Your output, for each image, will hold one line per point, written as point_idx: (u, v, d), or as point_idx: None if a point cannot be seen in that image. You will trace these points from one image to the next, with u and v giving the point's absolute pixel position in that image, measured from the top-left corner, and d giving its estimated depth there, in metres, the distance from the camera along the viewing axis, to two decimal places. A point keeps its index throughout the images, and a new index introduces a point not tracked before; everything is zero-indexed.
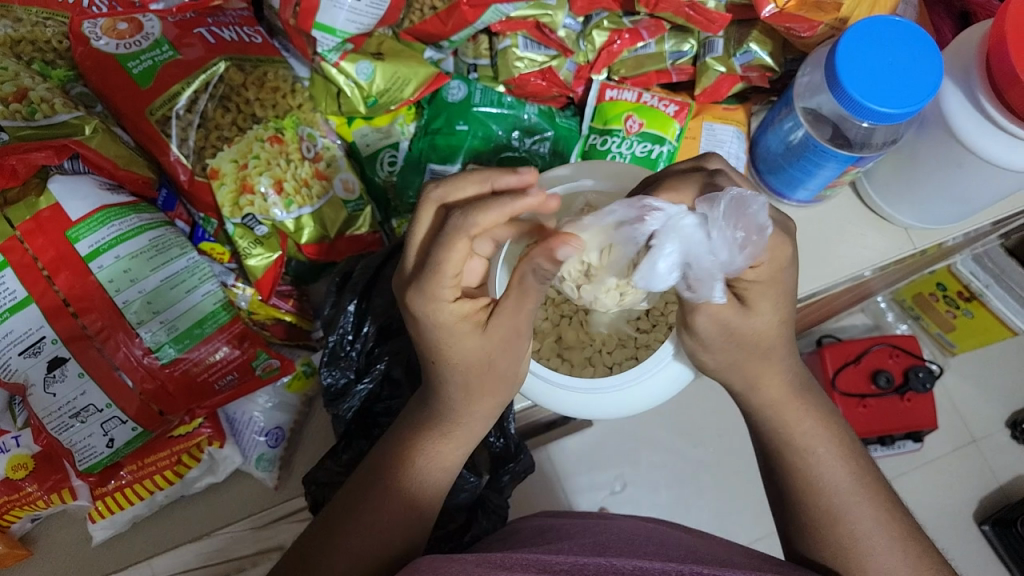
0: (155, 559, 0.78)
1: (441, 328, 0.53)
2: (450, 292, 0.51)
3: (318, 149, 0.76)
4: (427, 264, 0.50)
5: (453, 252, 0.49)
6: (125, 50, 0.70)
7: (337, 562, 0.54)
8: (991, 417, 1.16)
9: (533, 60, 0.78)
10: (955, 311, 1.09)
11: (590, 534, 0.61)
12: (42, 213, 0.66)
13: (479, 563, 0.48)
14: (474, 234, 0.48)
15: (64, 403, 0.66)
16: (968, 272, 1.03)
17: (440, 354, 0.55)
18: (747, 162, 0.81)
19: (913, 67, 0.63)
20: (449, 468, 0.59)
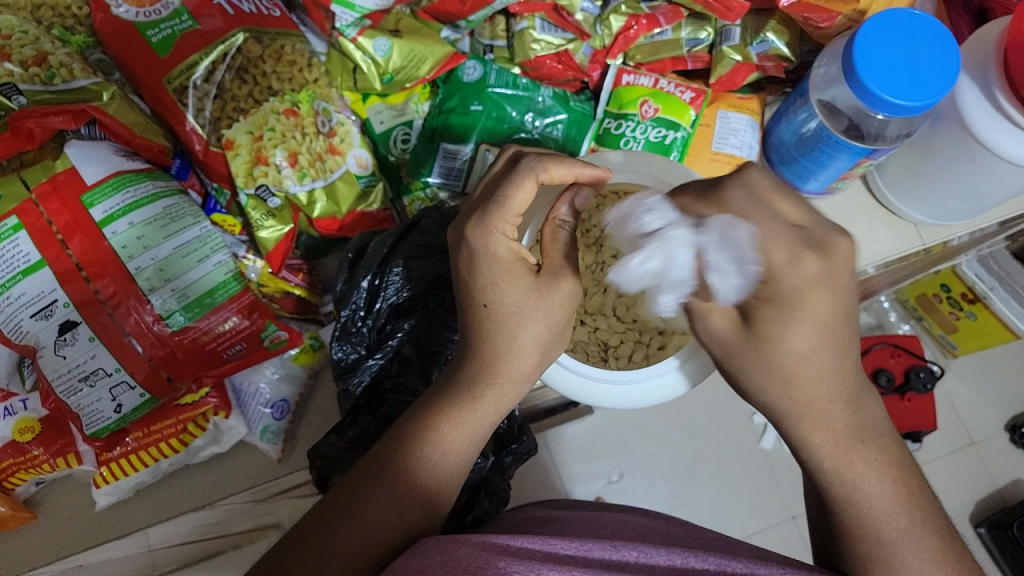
0: (147, 531, 0.79)
1: (497, 263, 0.54)
2: (508, 226, 0.53)
3: (333, 124, 0.76)
4: (494, 197, 0.53)
5: (518, 189, 0.53)
6: (144, 18, 0.70)
7: (351, 533, 0.53)
8: (991, 420, 1.16)
9: (549, 43, 0.79)
10: (958, 313, 1.10)
11: (593, 525, 0.62)
12: (57, 176, 0.66)
13: (483, 548, 0.48)
14: (543, 174, 0.53)
15: (74, 366, 0.67)
16: (973, 274, 1.03)
17: (490, 302, 0.55)
18: (758, 151, 0.81)
19: (931, 60, 0.63)
20: (472, 439, 0.57)
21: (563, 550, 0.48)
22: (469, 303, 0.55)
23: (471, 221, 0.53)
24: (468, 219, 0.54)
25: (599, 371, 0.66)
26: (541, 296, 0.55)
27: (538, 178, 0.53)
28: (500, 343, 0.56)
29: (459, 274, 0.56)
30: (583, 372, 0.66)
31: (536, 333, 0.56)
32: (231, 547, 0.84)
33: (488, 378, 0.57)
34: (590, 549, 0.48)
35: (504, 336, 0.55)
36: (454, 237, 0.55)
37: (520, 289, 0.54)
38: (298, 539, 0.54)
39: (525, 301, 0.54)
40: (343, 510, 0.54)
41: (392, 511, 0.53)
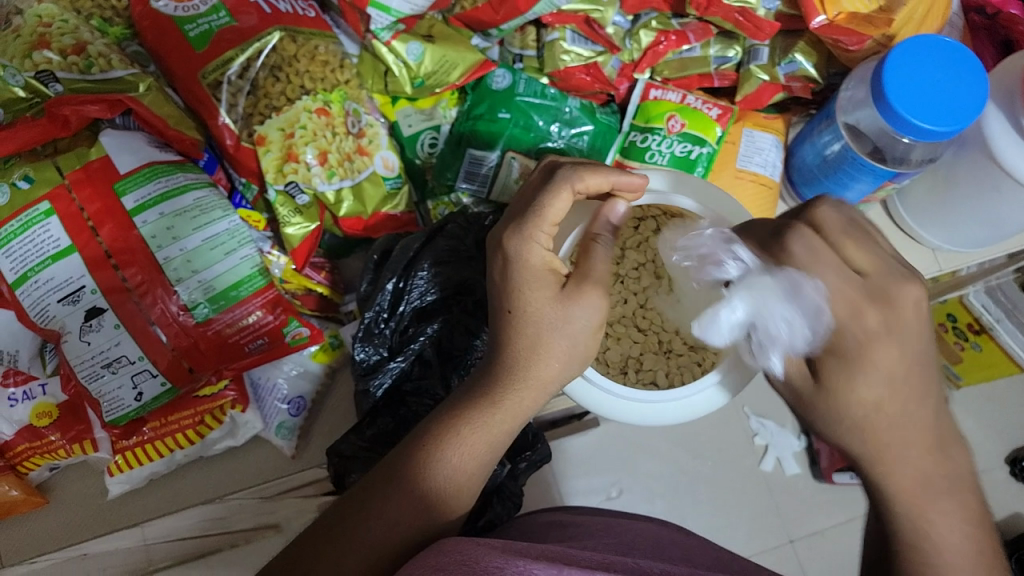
0: (146, 525, 0.79)
1: (527, 268, 0.55)
2: (545, 236, 0.56)
3: (362, 125, 0.77)
4: (532, 207, 0.56)
5: (555, 198, 0.56)
6: (183, 13, 0.72)
7: (370, 529, 0.53)
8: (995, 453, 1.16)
9: (579, 54, 0.80)
10: (964, 343, 1.09)
11: (613, 532, 0.63)
12: (91, 164, 0.67)
13: (503, 551, 0.49)
14: (578, 184, 0.56)
15: (98, 352, 0.67)
16: (980, 304, 1.05)
17: (516, 305, 0.55)
18: (781, 172, 0.83)
19: (959, 86, 0.64)
20: (486, 449, 0.56)
21: (585, 559, 0.48)
22: (496, 308, 0.57)
23: (508, 228, 0.56)
24: (506, 227, 0.56)
25: (623, 389, 0.66)
26: (569, 303, 0.55)
27: (574, 189, 0.56)
28: (519, 352, 0.56)
29: (493, 277, 0.57)
30: (610, 388, 0.66)
31: (558, 345, 0.56)
32: (227, 546, 0.81)
33: (507, 387, 0.56)
34: (613, 558, 0.49)
35: (525, 345, 0.55)
36: (491, 242, 0.57)
37: (546, 299, 0.55)
38: (319, 534, 0.55)
39: (545, 311, 0.55)
40: (359, 509, 0.54)
41: (415, 512, 0.54)
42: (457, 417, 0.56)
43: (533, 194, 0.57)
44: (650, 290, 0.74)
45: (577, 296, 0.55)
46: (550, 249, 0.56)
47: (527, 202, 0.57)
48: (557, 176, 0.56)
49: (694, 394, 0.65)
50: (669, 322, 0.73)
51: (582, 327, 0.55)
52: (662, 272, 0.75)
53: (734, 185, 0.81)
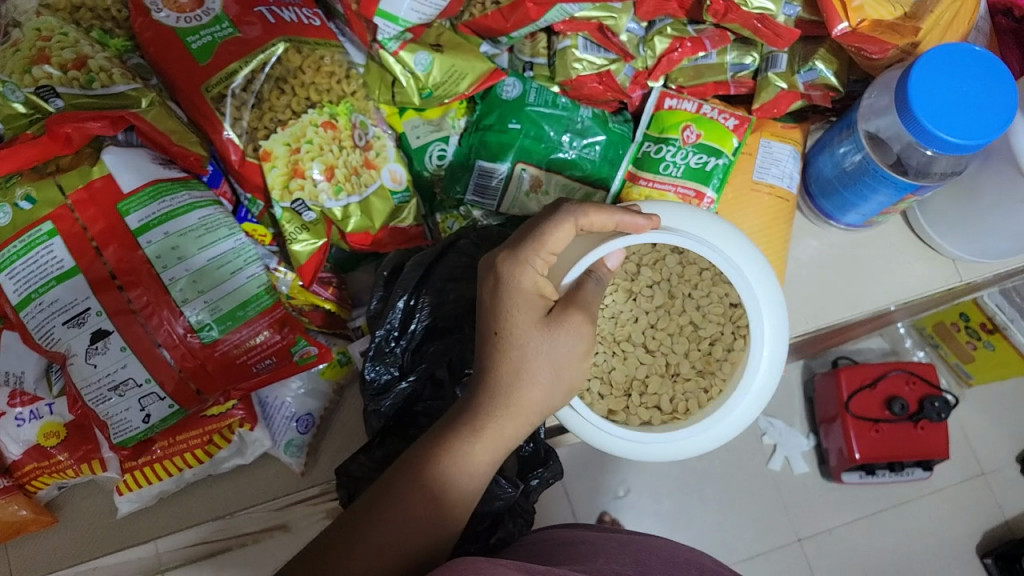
0: (160, 540, 0.78)
1: (518, 291, 0.56)
2: (541, 261, 0.57)
3: (369, 138, 0.76)
4: (532, 235, 0.57)
5: (556, 229, 0.57)
6: (185, 24, 0.70)
7: (359, 557, 0.52)
8: (1002, 450, 1.12)
9: (591, 63, 0.77)
10: (976, 343, 1.07)
11: (628, 550, 0.62)
12: (94, 182, 0.66)
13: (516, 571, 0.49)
14: (581, 218, 0.59)
15: (104, 375, 0.66)
16: (994, 305, 1.03)
17: (503, 328, 0.56)
18: (799, 183, 0.83)
19: (986, 99, 0.62)
20: (475, 474, 0.56)
21: None
22: (485, 332, 0.58)
23: (504, 252, 0.57)
24: (502, 251, 0.58)
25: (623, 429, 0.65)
26: (554, 331, 0.56)
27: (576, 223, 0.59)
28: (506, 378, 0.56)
29: (482, 298, 0.58)
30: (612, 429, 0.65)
31: (539, 372, 0.56)
32: (237, 545, 0.81)
33: (492, 413, 0.56)
34: None
35: (508, 369, 0.56)
36: (485, 264, 0.58)
37: (531, 323, 0.56)
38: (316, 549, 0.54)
39: (529, 334, 0.56)
40: (357, 533, 0.53)
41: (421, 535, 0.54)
42: (444, 443, 0.56)
43: (536, 221, 0.59)
44: (661, 311, 0.80)
45: (559, 317, 0.56)
46: (544, 275, 0.57)
47: (527, 229, 0.59)
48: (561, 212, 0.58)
49: (693, 436, 0.65)
50: (677, 346, 0.79)
51: (565, 349, 0.56)
52: (675, 292, 0.80)
53: (750, 198, 0.80)
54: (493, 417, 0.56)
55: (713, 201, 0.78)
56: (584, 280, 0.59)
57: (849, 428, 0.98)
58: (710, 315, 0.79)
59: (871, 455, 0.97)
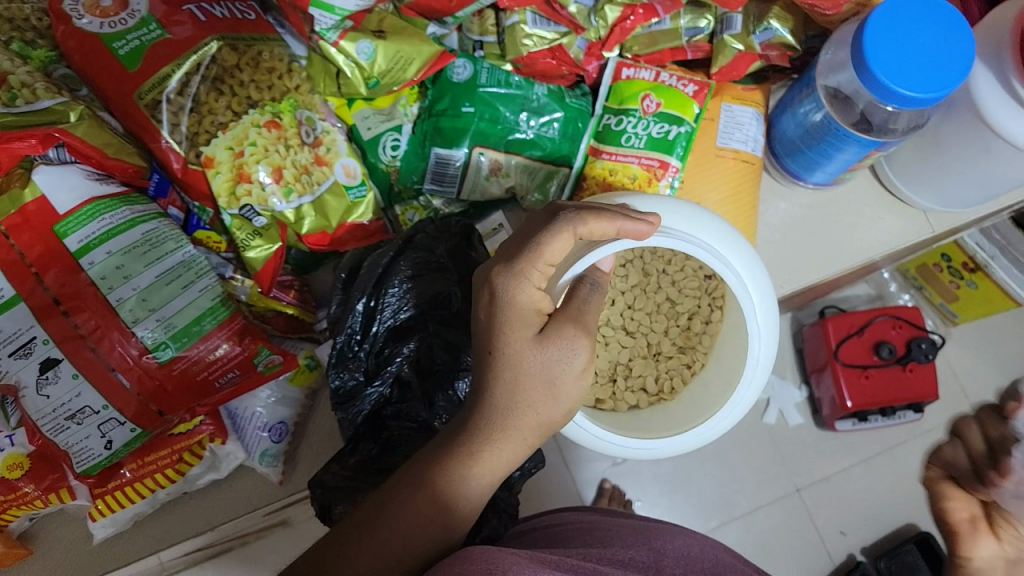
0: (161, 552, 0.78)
1: (514, 305, 0.52)
2: (537, 274, 0.53)
3: (318, 133, 0.72)
4: (528, 246, 0.53)
5: (554, 240, 0.53)
6: (109, 30, 0.66)
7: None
8: (989, 386, 1.11)
9: (543, 37, 0.74)
10: (960, 281, 1.03)
11: (638, 535, 0.60)
12: (27, 207, 0.63)
13: (533, 562, 0.48)
14: (580, 228, 0.54)
15: (59, 405, 0.64)
16: (973, 243, 0.97)
17: (497, 346, 0.53)
18: (763, 145, 0.80)
19: (942, 47, 0.60)
20: (474, 485, 0.53)
21: None
22: (481, 351, 0.54)
23: (502, 263, 0.53)
24: (498, 261, 0.53)
25: (618, 437, 0.64)
26: (552, 348, 0.53)
27: (577, 233, 0.54)
28: (513, 398, 0.53)
29: (478, 317, 0.55)
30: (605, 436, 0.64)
31: (536, 393, 0.53)
32: (238, 544, 0.82)
33: (486, 434, 0.53)
34: None
35: (506, 391, 0.53)
36: (481, 276, 0.55)
37: (524, 341, 0.53)
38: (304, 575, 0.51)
39: (523, 355, 0.52)
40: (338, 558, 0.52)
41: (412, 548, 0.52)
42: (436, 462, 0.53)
43: (533, 230, 0.55)
44: (637, 290, 0.80)
45: (553, 336, 0.53)
46: (543, 288, 0.54)
47: (527, 237, 0.55)
48: (562, 222, 0.53)
49: (691, 439, 0.64)
50: (656, 325, 0.80)
51: (564, 371, 0.53)
52: (649, 269, 0.80)
53: (714, 165, 0.77)
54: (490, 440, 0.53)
55: (679, 170, 0.76)
56: (576, 287, 0.56)
57: (839, 376, 0.96)
58: (685, 289, 0.80)
59: (863, 402, 0.95)
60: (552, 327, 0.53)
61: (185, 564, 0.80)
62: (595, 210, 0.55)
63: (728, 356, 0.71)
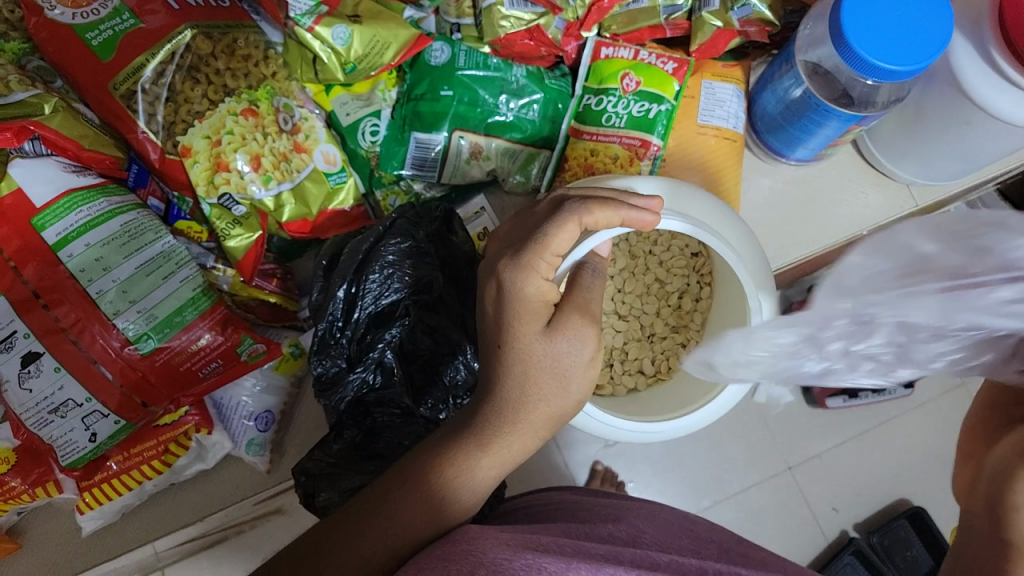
0: (158, 541, 0.78)
1: (521, 296, 0.52)
2: (546, 265, 0.53)
3: (296, 120, 0.72)
4: (535, 237, 0.53)
5: (562, 229, 0.53)
6: (83, 20, 0.66)
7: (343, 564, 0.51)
8: None
9: (519, 18, 0.73)
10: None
11: (619, 510, 0.61)
12: (4, 199, 0.62)
13: (512, 544, 0.48)
14: (586, 217, 0.53)
15: (41, 398, 0.64)
16: None
17: (507, 340, 0.53)
18: (745, 122, 0.79)
19: (923, 20, 0.60)
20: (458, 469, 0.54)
21: (592, 551, 0.49)
22: (489, 344, 0.55)
23: (507, 259, 0.53)
24: (506, 255, 0.53)
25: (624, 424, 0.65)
26: (558, 341, 0.52)
27: (582, 222, 0.53)
28: (518, 390, 0.53)
29: (485, 306, 0.55)
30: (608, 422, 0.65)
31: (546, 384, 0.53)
32: (233, 534, 0.80)
33: (485, 417, 0.54)
34: (618, 551, 0.50)
35: (515, 385, 0.53)
36: (488, 269, 0.55)
37: (533, 334, 0.52)
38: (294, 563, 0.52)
39: (533, 348, 0.52)
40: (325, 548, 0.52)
41: (401, 529, 0.52)
42: None
43: (541, 220, 0.55)
44: (626, 273, 0.80)
45: (564, 327, 0.52)
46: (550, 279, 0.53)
47: (529, 232, 0.54)
48: (569, 211, 0.53)
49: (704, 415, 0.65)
50: (648, 307, 0.80)
51: (573, 362, 0.53)
52: (636, 251, 0.80)
53: (697, 143, 0.77)
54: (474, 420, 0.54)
55: (660, 149, 0.75)
56: (579, 274, 0.55)
57: None
58: (672, 269, 0.80)
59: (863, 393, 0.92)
60: (559, 318, 0.52)
61: (180, 556, 0.79)
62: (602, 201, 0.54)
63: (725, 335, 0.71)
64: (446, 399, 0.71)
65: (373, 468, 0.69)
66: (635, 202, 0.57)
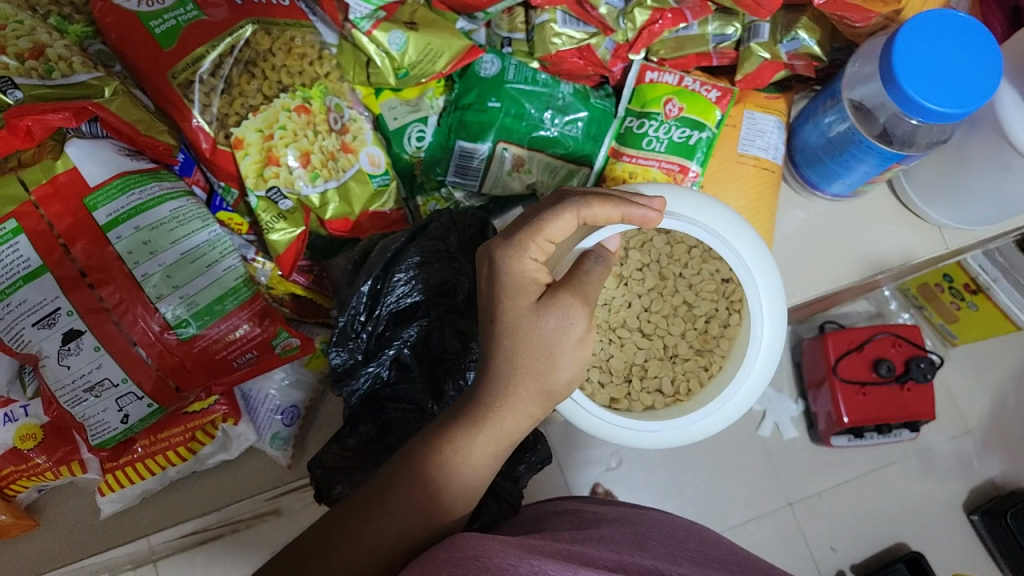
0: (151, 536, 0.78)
1: (511, 273, 0.54)
2: (536, 248, 0.54)
3: (345, 121, 0.73)
4: (531, 222, 0.55)
5: (558, 217, 0.55)
6: (147, 9, 0.67)
7: (355, 545, 0.52)
8: (987, 408, 1.11)
9: (571, 37, 0.75)
10: (960, 303, 1.04)
11: (629, 523, 0.61)
12: (59, 177, 0.63)
13: (520, 547, 0.48)
14: (584, 210, 0.56)
15: (78, 375, 0.64)
16: (977, 265, 1.00)
17: (497, 314, 0.55)
18: (783, 154, 0.81)
19: (971, 65, 0.61)
20: (479, 466, 0.55)
21: (600, 560, 0.49)
22: (483, 319, 0.56)
23: (500, 240, 0.55)
24: (498, 239, 0.55)
25: (646, 423, 0.66)
26: (548, 321, 0.53)
27: (579, 214, 0.56)
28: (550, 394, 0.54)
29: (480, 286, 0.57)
30: (625, 425, 0.66)
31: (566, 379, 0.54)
32: (229, 532, 0.81)
33: (504, 412, 0.55)
34: (631, 563, 0.50)
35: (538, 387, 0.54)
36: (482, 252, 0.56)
37: (521, 307, 0.54)
38: (305, 541, 0.53)
39: (521, 323, 0.54)
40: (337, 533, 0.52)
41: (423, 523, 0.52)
42: (448, 436, 0.54)
43: (538, 210, 0.57)
44: (654, 293, 0.81)
45: (553, 304, 0.53)
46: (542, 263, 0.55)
47: (526, 217, 0.56)
48: (568, 203, 0.56)
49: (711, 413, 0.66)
50: (673, 328, 0.81)
51: (561, 339, 0.53)
52: (666, 273, 0.81)
53: (735, 171, 0.78)
54: (502, 419, 0.55)
55: (697, 175, 0.77)
56: (582, 260, 0.56)
57: (836, 392, 0.97)
58: (701, 293, 0.81)
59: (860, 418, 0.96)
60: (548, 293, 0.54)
61: (177, 548, 0.80)
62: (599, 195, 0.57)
63: (738, 345, 0.73)
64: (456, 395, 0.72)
65: (382, 462, 0.71)
66: (637, 199, 0.60)
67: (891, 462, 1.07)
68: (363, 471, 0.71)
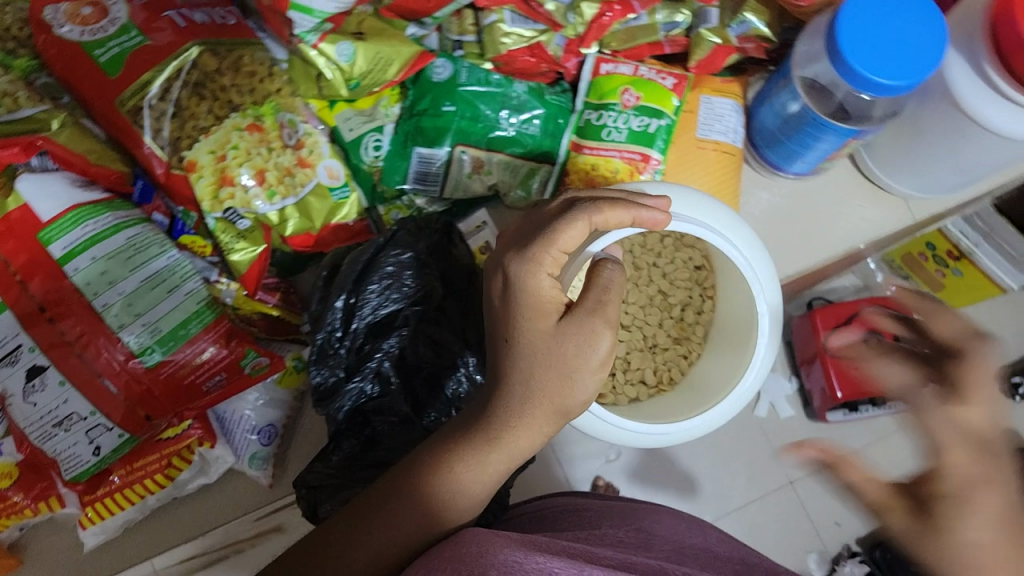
0: (156, 558, 0.78)
1: (534, 290, 0.53)
2: (552, 260, 0.54)
3: (300, 135, 0.72)
4: (543, 233, 0.54)
5: (572, 227, 0.54)
6: (90, 38, 0.67)
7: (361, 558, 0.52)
8: None
9: (521, 35, 0.74)
10: (944, 270, 1.05)
11: (629, 518, 0.61)
12: (10, 215, 0.63)
13: (525, 545, 0.48)
14: (597, 218, 0.55)
15: (46, 412, 0.64)
16: (959, 231, 0.99)
17: (516, 333, 0.53)
18: (742, 136, 0.81)
19: (917, 35, 0.61)
20: (483, 482, 0.54)
21: (603, 558, 0.49)
22: (498, 337, 0.55)
23: (516, 253, 0.54)
24: (512, 251, 0.54)
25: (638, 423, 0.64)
26: (567, 342, 0.52)
27: (591, 222, 0.55)
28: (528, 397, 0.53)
29: (494, 301, 0.55)
30: (622, 426, 0.64)
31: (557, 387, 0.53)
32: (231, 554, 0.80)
33: (484, 417, 0.55)
34: (633, 559, 0.50)
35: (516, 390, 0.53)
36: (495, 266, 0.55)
37: (541, 328, 0.53)
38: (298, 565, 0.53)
39: (539, 344, 0.53)
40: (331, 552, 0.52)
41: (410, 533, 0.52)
42: None
43: (547, 222, 0.56)
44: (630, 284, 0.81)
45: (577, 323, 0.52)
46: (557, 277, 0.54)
47: (539, 230, 0.55)
48: (581, 213, 0.54)
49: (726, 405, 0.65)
50: (651, 318, 0.81)
51: (584, 363, 0.52)
52: (640, 263, 0.81)
53: (697, 157, 0.78)
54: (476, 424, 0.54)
55: (660, 163, 0.76)
56: (600, 268, 0.54)
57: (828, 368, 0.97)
58: (677, 282, 0.81)
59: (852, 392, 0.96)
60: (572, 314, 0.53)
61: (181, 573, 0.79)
62: (615, 202, 0.56)
63: (729, 335, 0.72)
64: (447, 409, 0.72)
65: (372, 477, 0.69)
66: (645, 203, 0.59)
67: (887, 434, 1.08)
68: (352, 487, 0.69)
